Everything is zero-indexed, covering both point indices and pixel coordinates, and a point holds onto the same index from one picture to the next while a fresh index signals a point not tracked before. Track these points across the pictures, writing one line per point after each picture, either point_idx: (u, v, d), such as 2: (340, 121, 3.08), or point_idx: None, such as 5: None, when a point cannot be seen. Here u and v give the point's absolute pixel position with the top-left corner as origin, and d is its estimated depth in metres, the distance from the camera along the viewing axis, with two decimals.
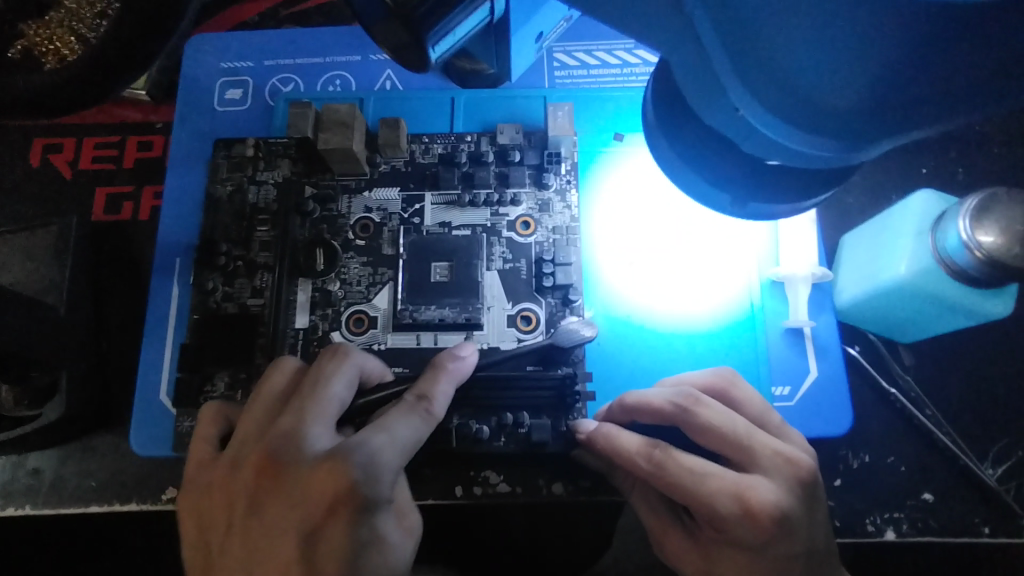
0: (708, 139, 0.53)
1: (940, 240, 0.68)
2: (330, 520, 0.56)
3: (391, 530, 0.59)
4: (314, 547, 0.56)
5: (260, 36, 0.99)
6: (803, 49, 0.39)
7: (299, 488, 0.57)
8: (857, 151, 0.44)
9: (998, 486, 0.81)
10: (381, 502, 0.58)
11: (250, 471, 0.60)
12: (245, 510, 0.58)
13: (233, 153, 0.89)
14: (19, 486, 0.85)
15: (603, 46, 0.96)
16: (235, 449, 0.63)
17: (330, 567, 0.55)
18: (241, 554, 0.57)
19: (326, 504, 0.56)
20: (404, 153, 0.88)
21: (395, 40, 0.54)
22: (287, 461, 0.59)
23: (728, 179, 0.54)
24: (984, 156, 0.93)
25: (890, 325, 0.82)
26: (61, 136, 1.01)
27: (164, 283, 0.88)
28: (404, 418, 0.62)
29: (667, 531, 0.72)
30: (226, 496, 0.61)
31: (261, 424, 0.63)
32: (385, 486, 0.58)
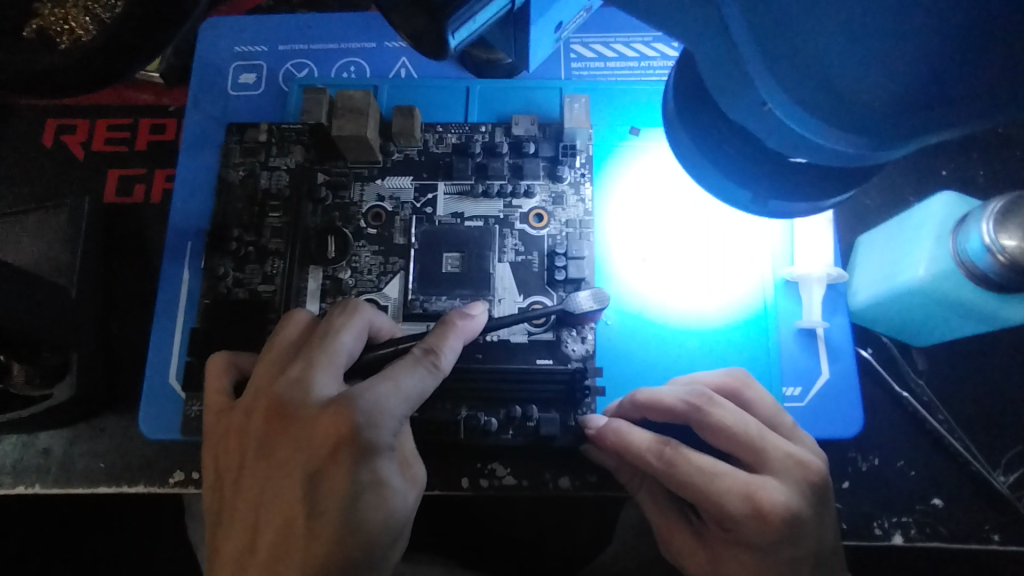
0: (732, 134, 0.52)
1: (961, 242, 0.67)
2: (333, 463, 0.57)
3: (394, 475, 0.59)
4: (318, 491, 0.56)
5: (275, 21, 0.98)
6: (833, 43, 0.38)
7: (309, 431, 0.58)
8: (885, 151, 0.43)
9: (1009, 493, 0.80)
10: (385, 448, 0.58)
11: (261, 413, 0.60)
12: (259, 450, 0.59)
13: (246, 138, 0.89)
14: (27, 465, 0.86)
15: (621, 38, 0.95)
16: (247, 397, 0.62)
17: (332, 510, 0.56)
18: (254, 490, 0.58)
19: (329, 447, 0.57)
20: (417, 142, 0.87)
21: (413, 26, 0.54)
22: (297, 403, 0.59)
23: (750, 177, 0.53)
24: (1006, 160, 0.92)
25: (905, 327, 0.81)
26: (74, 117, 1.01)
27: (175, 266, 0.88)
28: (412, 369, 0.61)
29: (673, 530, 0.72)
30: (239, 440, 0.61)
31: (273, 372, 0.62)
32: (388, 431, 0.58)
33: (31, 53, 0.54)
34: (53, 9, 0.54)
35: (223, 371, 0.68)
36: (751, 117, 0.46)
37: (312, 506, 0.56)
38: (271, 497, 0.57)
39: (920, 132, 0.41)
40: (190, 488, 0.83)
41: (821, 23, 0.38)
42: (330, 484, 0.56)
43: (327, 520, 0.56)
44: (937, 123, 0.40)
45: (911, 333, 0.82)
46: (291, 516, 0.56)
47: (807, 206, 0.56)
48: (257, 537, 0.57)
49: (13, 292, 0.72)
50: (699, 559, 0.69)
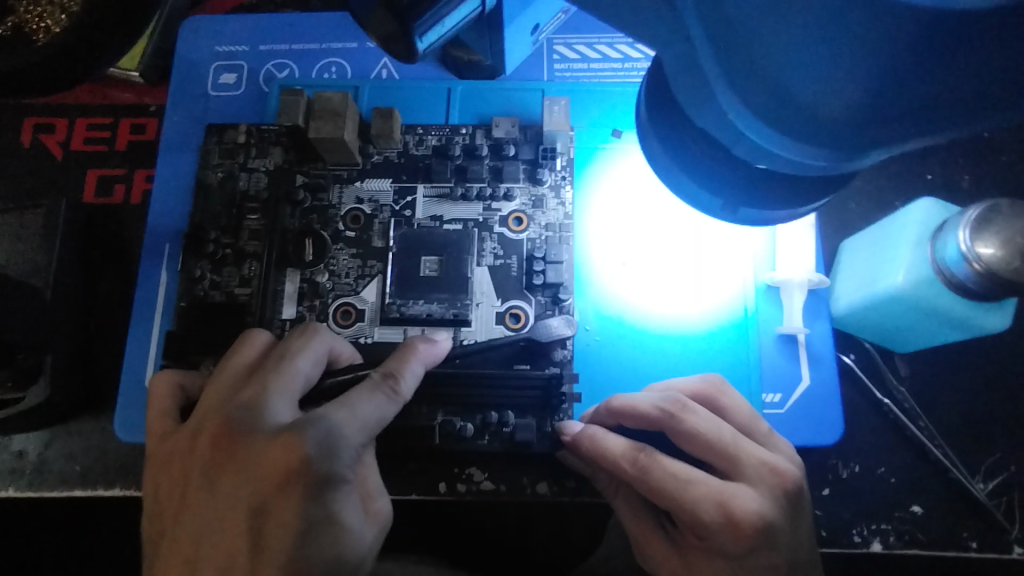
0: (700, 141, 0.51)
1: (940, 250, 0.67)
2: (281, 496, 0.55)
3: (349, 513, 0.58)
4: (262, 525, 0.55)
5: (256, 20, 0.97)
6: (793, 51, 0.37)
7: (257, 456, 0.57)
8: (850, 161, 0.42)
9: (989, 500, 0.80)
10: (339, 479, 0.57)
11: (205, 441, 0.59)
12: (206, 477, 0.58)
13: (224, 139, 0.88)
14: (3, 467, 0.85)
15: (604, 40, 0.94)
16: (196, 420, 0.61)
17: (277, 546, 0.55)
18: (195, 521, 0.57)
19: (277, 478, 0.55)
20: (397, 144, 0.87)
21: (381, 30, 0.53)
22: (241, 431, 0.58)
23: (720, 184, 0.53)
24: (991, 165, 0.91)
25: (886, 334, 0.80)
26: (54, 116, 1.00)
27: (152, 268, 0.87)
28: (369, 396, 0.61)
29: (649, 537, 0.71)
30: (183, 468, 0.60)
31: (225, 394, 0.62)
32: (343, 460, 0.57)
33: None
34: (27, 5, 0.51)
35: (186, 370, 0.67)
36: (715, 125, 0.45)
37: (257, 538, 0.55)
38: (218, 532, 0.55)
39: (884, 143, 0.40)
40: None
41: (781, 31, 0.37)
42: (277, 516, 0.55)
43: (272, 555, 0.55)
44: (900, 134, 0.40)
45: (892, 340, 0.81)
46: (242, 547, 0.55)
47: (779, 214, 0.56)
48: (196, 569, 0.55)
49: None
50: (674, 567, 0.69)
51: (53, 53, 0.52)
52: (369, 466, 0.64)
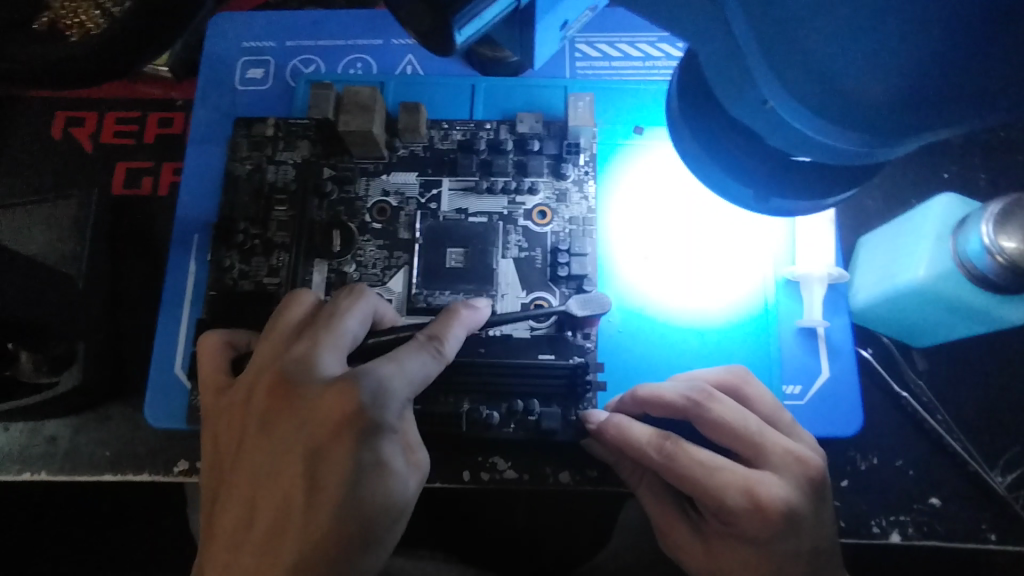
0: (731, 129, 0.52)
1: (961, 243, 0.68)
2: (335, 441, 0.57)
3: (395, 457, 0.58)
4: (320, 467, 0.56)
5: (283, 16, 0.99)
6: (835, 42, 0.39)
7: (313, 404, 0.58)
8: (884, 149, 0.44)
9: (1007, 493, 0.81)
10: (389, 427, 0.58)
11: (262, 392, 0.61)
12: (263, 423, 0.59)
13: (253, 132, 0.90)
14: (34, 452, 0.87)
15: (626, 38, 0.96)
16: (249, 374, 0.63)
17: (332, 490, 0.56)
18: (255, 463, 0.58)
19: (332, 423, 0.57)
20: (423, 138, 0.88)
21: (421, 23, 0.54)
22: (299, 385, 0.60)
23: (747, 171, 0.54)
24: (1009, 163, 0.92)
25: (905, 327, 0.81)
26: (84, 110, 1.01)
27: (181, 258, 0.88)
28: (416, 354, 0.62)
29: (672, 525, 0.72)
30: (240, 416, 0.61)
31: (278, 350, 0.63)
32: (393, 409, 0.58)
33: (37, 46, 0.54)
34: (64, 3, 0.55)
35: (219, 349, 0.70)
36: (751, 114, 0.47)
37: (312, 481, 0.56)
38: (281, 474, 0.57)
39: (918, 133, 0.42)
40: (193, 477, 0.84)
41: (824, 23, 0.38)
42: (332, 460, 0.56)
43: (327, 498, 0.56)
44: (934, 124, 0.41)
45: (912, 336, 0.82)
46: (301, 492, 0.56)
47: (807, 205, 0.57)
48: (253, 512, 0.57)
49: (23, 282, 0.73)
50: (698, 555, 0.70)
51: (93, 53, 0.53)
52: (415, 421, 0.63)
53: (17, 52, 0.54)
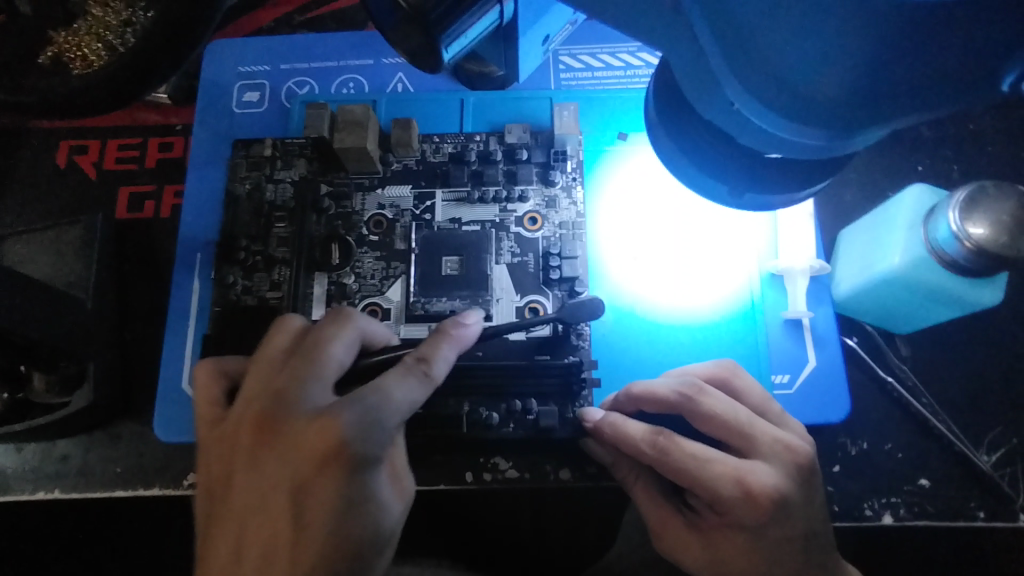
0: (707, 129, 0.56)
1: (932, 231, 0.71)
2: (319, 478, 0.58)
3: (386, 490, 0.63)
4: (309, 503, 0.58)
5: (276, 41, 1.03)
6: (793, 41, 0.42)
7: (298, 443, 0.59)
8: (848, 141, 0.47)
9: (992, 471, 0.83)
10: (374, 460, 0.59)
11: (247, 428, 0.62)
12: (251, 460, 0.61)
13: (251, 152, 0.93)
14: (47, 471, 0.89)
15: (606, 49, 1.00)
16: (238, 407, 0.64)
17: (319, 522, 0.58)
18: (245, 498, 0.60)
19: (315, 461, 0.58)
20: (416, 152, 0.92)
21: (409, 44, 0.57)
22: (288, 421, 0.61)
23: (725, 168, 0.57)
24: (978, 154, 0.96)
25: (890, 314, 0.83)
26: (86, 138, 1.05)
27: (185, 276, 0.91)
28: (403, 379, 0.63)
29: (666, 524, 0.74)
30: (227, 451, 0.63)
31: (266, 376, 0.65)
32: (381, 442, 0.60)
33: (48, 80, 0.56)
34: (67, 36, 0.56)
35: (212, 378, 0.70)
36: (723, 113, 0.50)
37: (299, 518, 0.58)
38: (270, 508, 0.59)
39: (877, 122, 0.45)
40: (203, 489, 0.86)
41: (781, 26, 0.42)
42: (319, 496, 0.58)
43: (314, 535, 0.58)
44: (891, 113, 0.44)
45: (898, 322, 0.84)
46: (288, 530, 0.58)
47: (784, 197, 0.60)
48: (234, 522, 0.59)
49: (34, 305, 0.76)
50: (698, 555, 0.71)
51: (103, 84, 0.56)
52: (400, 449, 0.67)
53: (28, 86, 0.57)
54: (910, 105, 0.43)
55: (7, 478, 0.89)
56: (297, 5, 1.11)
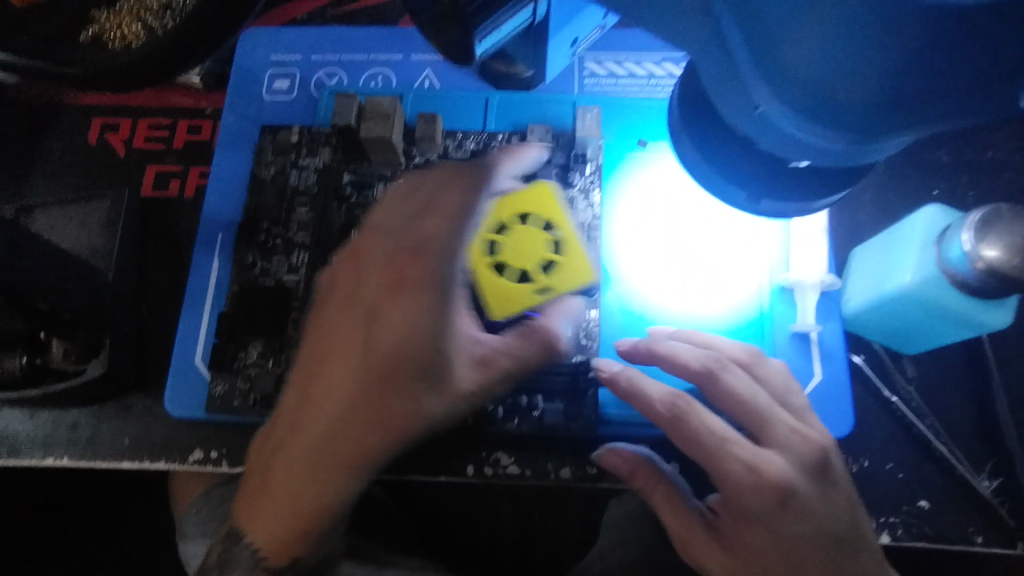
0: (714, 42, 0.50)
1: (944, 250, 0.72)
2: (669, 506, 0.75)
3: (674, 507, 0.75)
4: (420, 317, 0.66)
5: (311, 32, 1.06)
6: None
7: (428, 315, 0.66)
8: (872, 138, 0.46)
9: (993, 498, 0.82)
10: (653, 476, 0.76)
11: (383, 268, 0.68)
12: (359, 272, 0.70)
13: (278, 139, 0.95)
14: (56, 438, 0.89)
15: (633, 58, 1.01)
16: (381, 254, 0.69)
17: (725, 511, 0.73)
18: (348, 363, 0.66)
19: (393, 284, 0.67)
20: (438, 146, 0.93)
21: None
22: (405, 351, 0.65)
23: (752, 96, 0.48)
24: (993, 183, 0.97)
25: (511, 250, 0.77)
26: (118, 116, 1.06)
27: (205, 255, 0.93)
28: (680, 515, 0.74)
29: (669, 505, 0.75)
30: (667, 504, 0.75)
31: (382, 242, 0.70)
32: (459, 270, 0.68)
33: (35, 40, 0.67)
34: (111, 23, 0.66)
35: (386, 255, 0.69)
36: (685, 16, 0.52)
37: (372, 324, 0.67)
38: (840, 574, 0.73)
39: (906, 120, 0.43)
40: (208, 466, 0.87)
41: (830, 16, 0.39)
42: (819, 570, 0.72)
43: (383, 345, 0.66)
44: (925, 116, 0.43)
45: (526, 290, 0.76)
46: (361, 347, 0.66)
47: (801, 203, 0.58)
48: (360, 283, 0.69)
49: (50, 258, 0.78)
50: (755, 522, 0.71)
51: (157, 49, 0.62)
52: (676, 488, 0.76)
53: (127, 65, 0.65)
54: (924, 96, 0.42)
55: (18, 443, 0.89)
56: (359, 6, 1.13)
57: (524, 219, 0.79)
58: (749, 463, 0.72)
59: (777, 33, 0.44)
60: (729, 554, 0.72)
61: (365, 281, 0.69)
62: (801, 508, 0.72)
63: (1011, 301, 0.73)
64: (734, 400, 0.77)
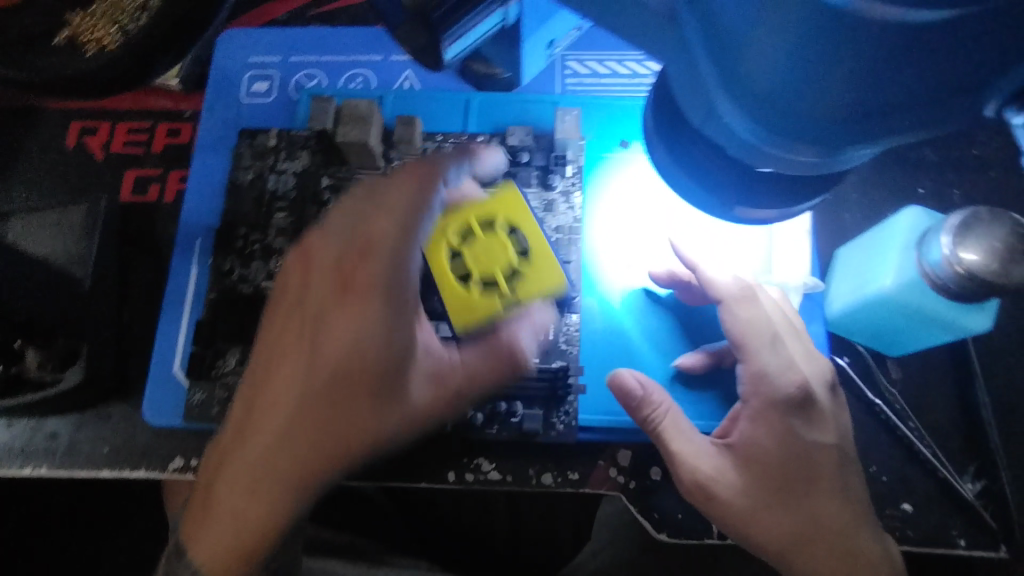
0: (681, 50, 0.49)
1: (924, 253, 0.71)
2: (702, 464, 0.75)
3: (709, 459, 0.74)
4: (367, 326, 0.64)
5: (289, 33, 1.05)
6: None
7: (365, 326, 0.64)
8: (841, 148, 0.45)
9: (977, 501, 0.81)
10: (680, 434, 0.76)
11: (330, 278, 0.66)
12: (306, 277, 0.67)
13: (256, 143, 0.94)
14: (35, 447, 0.89)
15: (614, 57, 1.00)
16: (318, 269, 0.67)
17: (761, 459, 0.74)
18: (295, 379, 0.65)
19: (337, 289, 0.65)
20: (418, 149, 0.92)
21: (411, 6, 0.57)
22: (354, 360, 0.64)
23: (720, 107, 0.47)
24: (979, 181, 0.96)
25: (477, 260, 0.79)
26: (96, 120, 1.05)
27: (184, 260, 0.92)
28: (720, 469, 0.74)
29: (705, 459, 0.75)
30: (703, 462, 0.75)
31: (325, 251, 0.67)
32: (413, 279, 0.65)
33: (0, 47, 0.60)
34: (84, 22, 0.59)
35: (328, 267, 0.66)
36: (653, 23, 0.51)
37: (316, 336, 0.65)
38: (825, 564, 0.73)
39: (873, 131, 0.43)
40: (188, 474, 0.86)
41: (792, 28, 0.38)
42: (838, 526, 0.72)
43: (329, 355, 0.64)
44: (889, 128, 0.42)
45: (494, 300, 0.78)
46: (303, 364, 0.65)
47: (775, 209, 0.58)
48: (310, 280, 0.67)
49: None
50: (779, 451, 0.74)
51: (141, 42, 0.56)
52: (704, 442, 0.76)
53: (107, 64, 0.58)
54: (886, 107, 0.41)
55: None
56: (339, 7, 1.12)
57: (492, 226, 0.81)
58: (787, 360, 0.76)
59: (736, 46, 0.43)
60: (744, 465, 0.74)
61: (311, 295, 0.66)
62: (819, 414, 0.75)
63: (993, 303, 0.73)
64: (765, 330, 0.77)
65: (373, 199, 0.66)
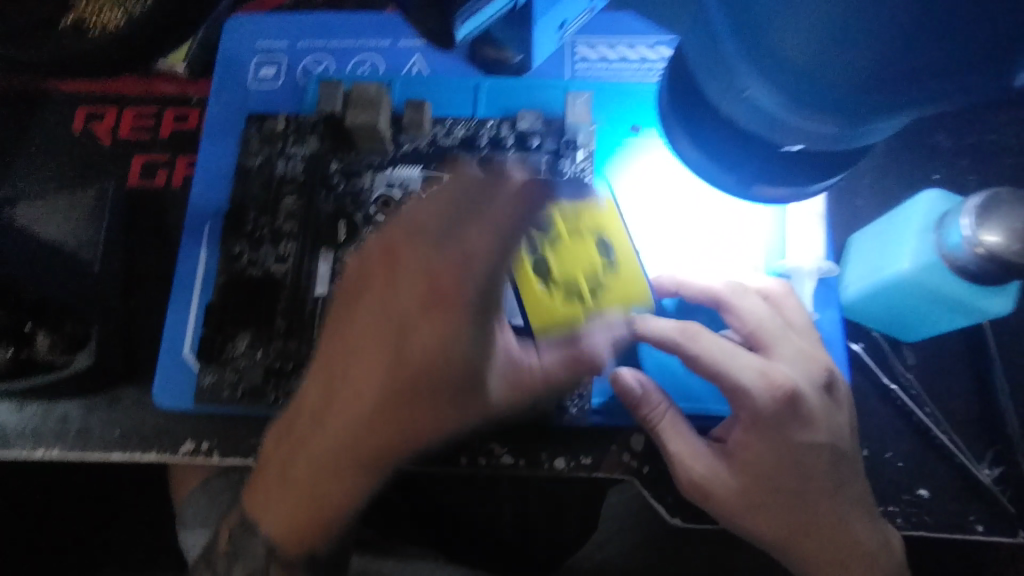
0: (700, 22, 0.48)
1: (943, 235, 0.70)
2: (691, 461, 0.75)
3: (695, 455, 0.74)
4: (452, 335, 0.60)
5: (297, 18, 1.04)
6: None
7: (452, 334, 0.60)
8: (866, 118, 0.44)
9: (994, 486, 0.80)
10: (668, 429, 0.76)
11: (418, 285, 0.60)
12: (392, 281, 0.61)
13: (264, 127, 0.93)
14: (45, 431, 0.89)
15: (625, 41, 0.99)
16: (408, 271, 0.61)
17: (750, 455, 0.73)
18: (375, 382, 0.61)
19: (425, 298, 0.60)
20: (427, 134, 0.91)
21: None
22: (433, 366, 0.60)
23: (741, 79, 0.46)
24: (996, 166, 0.95)
25: (559, 263, 0.76)
26: (104, 105, 1.05)
27: (193, 244, 0.92)
28: (705, 465, 0.74)
29: (693, 457, 0.74)
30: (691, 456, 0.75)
31: (415, 256, 0.60)
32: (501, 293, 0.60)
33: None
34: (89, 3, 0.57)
35: (415, 272, 0.60)
36: None
37: (399, 342, 0.61)
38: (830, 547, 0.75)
39: (900, 98, 0.41)
40: (199, 458, 0.86)
41: None
42: (829, 516, 0.74)
43: (413, 360, 0.61)
44: (917, 95, 0.41)
45: (574, 307, 0.74)
46: (387, 362, 0.61)
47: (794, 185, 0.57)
48: (395, 284, 0.61)
49: None
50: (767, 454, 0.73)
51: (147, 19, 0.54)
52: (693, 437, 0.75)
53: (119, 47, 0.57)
54: (914, 70, 0.40)
55: (7, 436, 0.88)
56: None
57: (575, 231, 0.77)
58: (761, 370, 0.73)
59: (760, 12, 0.42)
60: (737, 464, 0.73)
61: (393, 291, 0.61)
62: (809, 415, 0.73)
63: (1012, 286, 0.71)
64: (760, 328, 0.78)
65: (476, 203, 0.58)
